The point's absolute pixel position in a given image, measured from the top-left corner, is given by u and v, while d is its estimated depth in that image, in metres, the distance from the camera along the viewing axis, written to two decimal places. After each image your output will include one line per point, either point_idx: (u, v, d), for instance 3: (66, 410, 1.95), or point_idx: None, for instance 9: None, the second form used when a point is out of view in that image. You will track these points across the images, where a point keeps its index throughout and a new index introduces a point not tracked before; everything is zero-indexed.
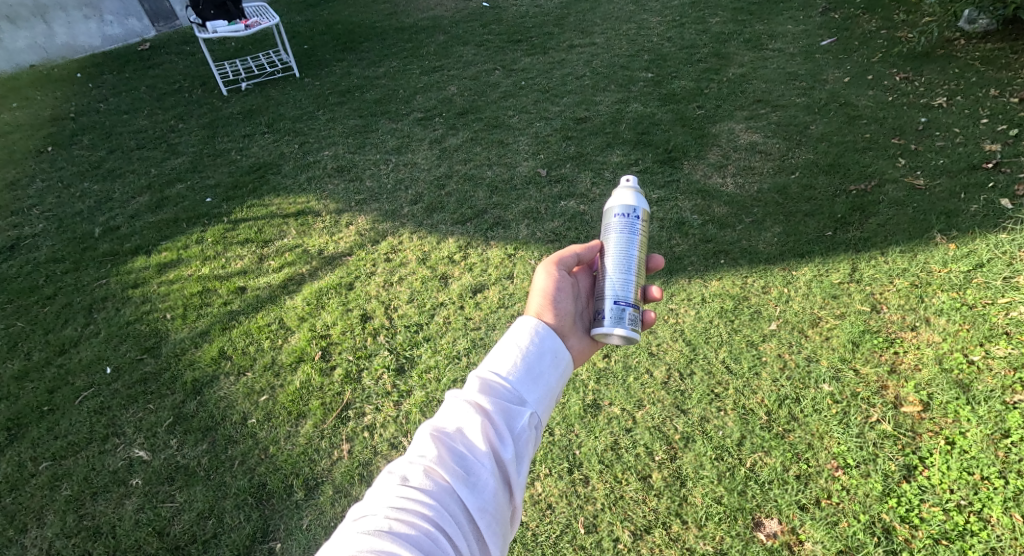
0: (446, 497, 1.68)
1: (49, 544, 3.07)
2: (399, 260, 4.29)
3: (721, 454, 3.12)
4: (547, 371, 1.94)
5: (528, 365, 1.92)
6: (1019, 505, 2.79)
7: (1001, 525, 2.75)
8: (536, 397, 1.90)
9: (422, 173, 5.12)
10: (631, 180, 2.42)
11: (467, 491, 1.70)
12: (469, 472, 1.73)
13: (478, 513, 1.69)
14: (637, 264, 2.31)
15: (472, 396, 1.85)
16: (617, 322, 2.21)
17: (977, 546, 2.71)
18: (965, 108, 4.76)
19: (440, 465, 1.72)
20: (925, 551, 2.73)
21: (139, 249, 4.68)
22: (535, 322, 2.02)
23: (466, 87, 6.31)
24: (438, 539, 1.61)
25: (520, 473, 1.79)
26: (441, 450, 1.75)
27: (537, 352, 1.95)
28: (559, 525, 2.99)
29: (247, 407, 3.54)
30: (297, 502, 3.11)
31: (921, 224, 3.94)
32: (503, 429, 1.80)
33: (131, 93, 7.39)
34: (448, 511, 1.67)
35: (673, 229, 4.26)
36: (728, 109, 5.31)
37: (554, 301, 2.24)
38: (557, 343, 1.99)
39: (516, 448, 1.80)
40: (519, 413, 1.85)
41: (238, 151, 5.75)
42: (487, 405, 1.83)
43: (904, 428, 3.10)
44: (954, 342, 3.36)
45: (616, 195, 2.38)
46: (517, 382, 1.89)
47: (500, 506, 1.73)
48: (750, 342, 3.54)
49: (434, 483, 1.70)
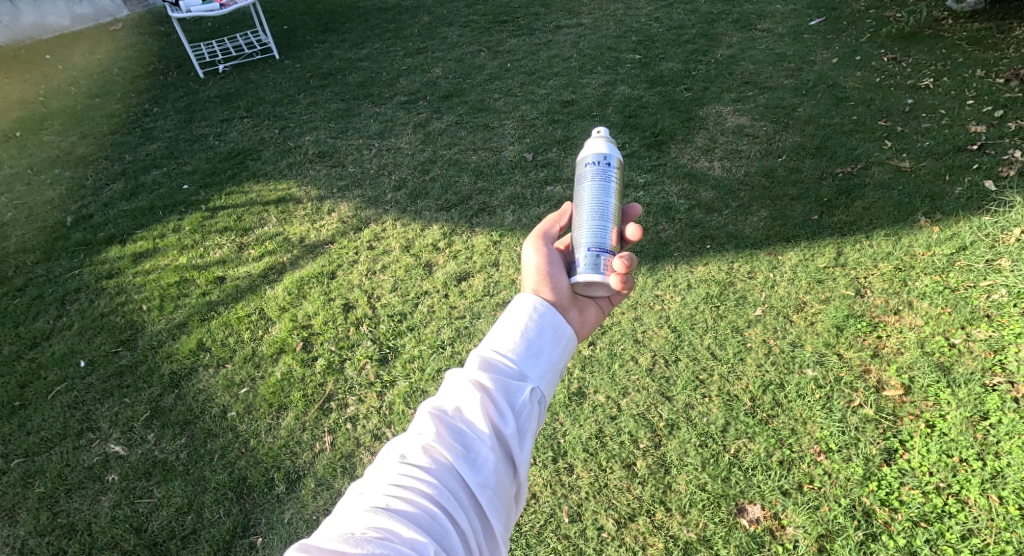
0: (445, 475, 1.55)
1: (22, 543, 2.99)
2: (383, 248, 4.21)
3: (705, 441, 3.12)
4: (549, 347, 1.78)
5: (530, 338, 1.77)
6: (996, 486, 2.80)
7: (978, 507, 2.77)
8: (539, 371, 1.75)
9: (406, 157, 5.03)
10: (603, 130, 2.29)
11: (467, 468, 1.57)
12: (469, 449, 1.59)
13: (479, 490, 1.56)
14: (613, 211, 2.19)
15: (471, 371, 1.70)
16: (592, 269, 2.10)
17: (955, 528, 2.72)
18: (951, 89, 4.75)
19: (438, 442, 1.59)
20: (903, 534, 2.74)
21: (113, 238, 4.55)
22: (535, 298, 1.86)
23: (451, 69, 6.20)
24: (439, 518, 1.49)
25: (524, 449, 1.65)
26: (440, 428, 1.61)
27: (538, 326, 1.79)
28: (543, 514, 2.97)
29: (226, 399, 3.46)
30: (279, 496, 3.05)
31: (905, 208, 3.94)
32: (504, 405, 1.66)
33: (103, 75, 7.17)
34: (448, 488, 1.54)
35: (660, 214, 4.22)
36: (716, 92, 5.27)
37: (549, 274, 2.12)
38: (558, 316, 1.83)
39: (518, 424, 1.66)
40: (520, 388, 1.69)
41: (216, 136, 5.61)
42: (486, 381, 1.68)
43: (885, 412, 3.11)
44: (936, 326, 3.37)
45: (587, 145, 2.27)
46: (519, 356, 1.74)
47: (503, 483, 1.59)
48: (735, 328, 3.53)
49: (433, 460, 1.57)
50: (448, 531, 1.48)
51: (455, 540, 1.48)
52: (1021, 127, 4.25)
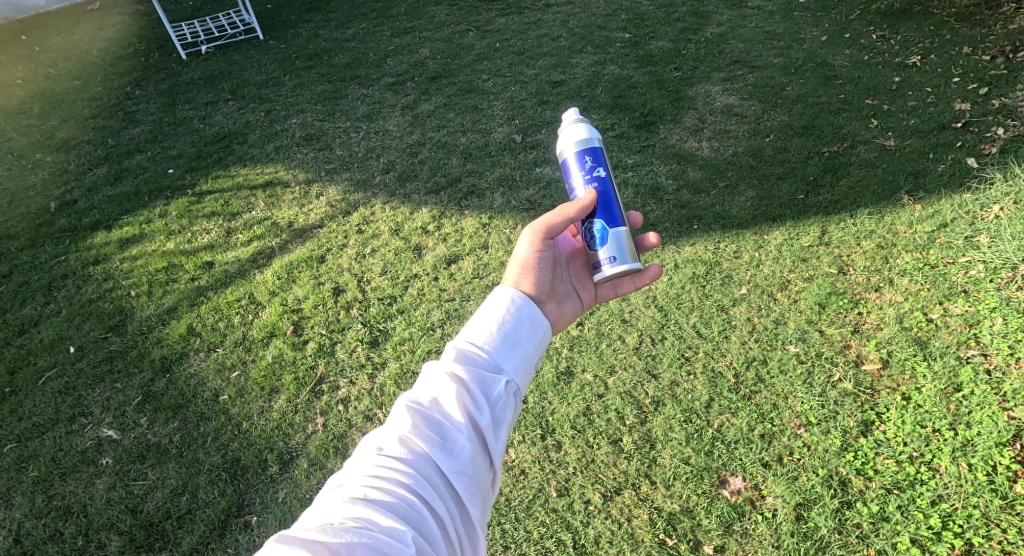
0: (422, 464, 1.57)
1: (18, 526, 3.01)
2: (372, 232, 4.21)
3: (689, 417, 3.18)
4: (525, 339, 1.82)
5: (505, 331, 1.81)
6: (967, 455, 2.88)
7: (949, 474, 2.85)
8: (514, 362, 1.79)
9: (394, 140, 4.99)
10: (575, 113, 2.33)
11: (443, 457, 1.59)
12: (445, 439, 1.61)
13: (456, 478, 1.58)
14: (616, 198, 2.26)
15: (447, 363, 1.72)
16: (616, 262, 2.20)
17: (926, 494, 2.81)
18: (938, 66, 4.77)
19: (415, 433, 1.61)
20: (877, 501, 2.82)
21: (99, 223, 4.51)
22: (512, 290, 1.90)
23: (439, 49, 6.13)
24: (416, 506, 1.50)
25: (500, 438, 1.68)
26: (416, 419, 1.62)
27: (514, 319, 1.83)
28: (531, 490, 3.03)
29: (218, 383, 3.48)
30: (272, 476, 3.09)
31: (889, 186, 3.98)
32: (480, 396, 1.69)
33: (82, 56, 7.03)
34: (424, 477, 1.56)
35: (648, 195, 4.24)
36: (705, 72, 5.26)
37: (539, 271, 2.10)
38: (534, 308, 1.87)
39: (494, 414, 1.69)
40: (495, 380, 1.73)
41: (200, 119, 5.53)
42: (463, 372, 1.71)
43: (864, 386, 3.19)
44: (915, 301, 3.44)
45: (567, 132, 2.29)
46: (495, 348, 1.77)
47: (479, 471, 1.62)
48: (721, 307, 3.58)
49: (410, 450, 1.58)
50: (426, 518, 1.50)
51: (434, 527, 1.50)
52: (1005, 104, 4.28)
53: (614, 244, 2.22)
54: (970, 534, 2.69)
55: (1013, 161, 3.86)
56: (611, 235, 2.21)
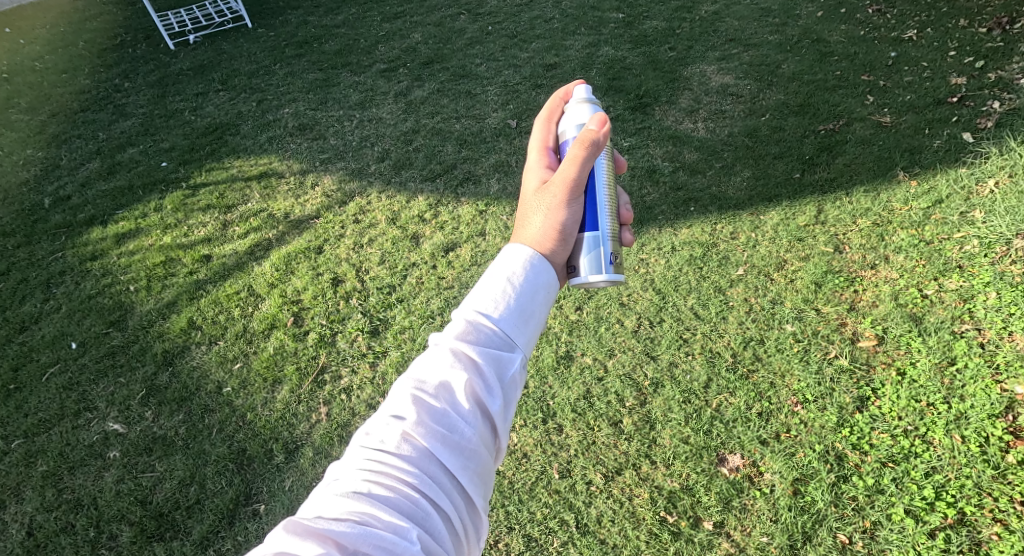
0: (427, 460, 1.48)
1: (30, 519, 3.05)
2: (369, 222, 4.20)
3: (688, 397, 3.22)
4: (538, 310, 1.65)
5: (517, 306, 1.62)
6: (960, 427, 2.92)
7: (943, 446, 2.89)
8: (527, 337, 1.63)
9: (389, 128, 4.96)
10: (586, 91, 2.12)
11: (447, 450, 1.50)
12: (451, 429, 1.52)
13: (461, 471, 1.50)
14: (610, 179, 2.02)
15: (458, 344, 1.57)
16: (599, 269, 1.92)
17: (920, 466, 2.85)
18: (934, 40, 4.72)
19: (420, 426, 1.50)
20: (872, 475, 2.88)
21: (94, 219, 4.49)
22: (530, 253, 1.71)
23: (431, 33, 6.05)
24: (421, 503, 1.44)
25: (509, 421, 1.59)
26: (421, 409, 1.52)
27: (528, 290, 1.65)
28: (534, 472, 3.08)
29: (221, 375, 3.51)
30: (278, 465, 3.13)
31: (885, 163, 3.99)
32: (490, 380, 1.56)
33: (68, 48, 6.92)
34: (429, 474, 1.48)
35: (645, 178, 4.25)
36: (700, 51, 5.21)
37: (560, 230, 1.86)
38: (547, 276, 1.69)
39: (504, 397, 1.57)
40: (507, 360, 1.59)
41: (192, 111, 5.48)
42: (473, 355, 1.57)
43: (859, 362, 3.22)
44: (910, 278, 3.46)
45: (573, 112, 2.08)
46: (506, 327, 1.60)
47: (485, 459, 1.55)
48: (718, 288, 3.60)
49: (414, 444, 1.49)
50: (430, 515, 1.44)
51: (439, 523, 1.44)
52: (1001, 77, 4.25)
53: (591, 249, 1.93)
54: (963, 503, 2.74)
55: (1008, 135, 3.85)
56: (589, 237, 1.93)
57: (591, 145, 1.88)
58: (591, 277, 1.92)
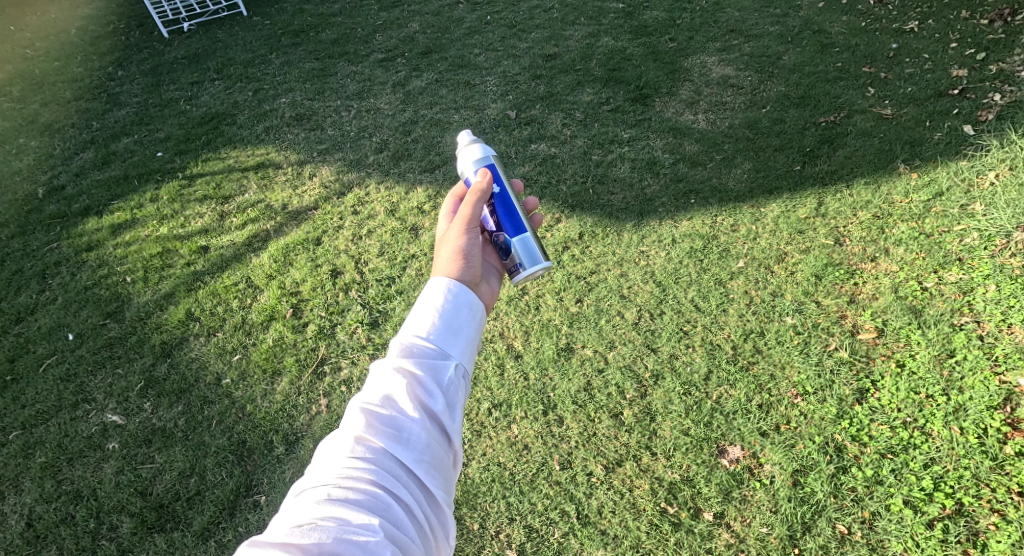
0: (380, 459, 1.48)
1: (29, 510, 3.03)
2: (367, 213, 4.17)
3: (688, 389, 3.22)
4: (466, 324, 1.70)
5: (447, 319, 1.68)
6: (959, 419, 2.93)
7: (941, 438, 2.90)
8: (461, 346, 1.67)
9: (387, 119, 4.91)
10: (469, 137, 2.38)
11: (400, 448, 1.50)
12: (400, 429, 1.52)
13: (416, 465, 1.49)
14: (515, 202, 2.26)
15: (395, 359, 1.60)
16: (528, 265, 2.19)
17: (919, 457, 2.87)
18: (935, 32, 4.70)
19: (369, 431, 1.50)
20: (872, 466, 2.88)
21: (89, 209, 4.44)
22: (445, 278, 1.77)
23: (429, 23, 5.99)
24: (380, 498, 1.43)
25: (458, 420, 1.60)
26: (369, 416, 1.52)
27: (454, 305, 1.70)
28: (535, 463, 3.08)
29: (220, 366, 3.49)
30: (279, 457, 3.12)
31: (885, 155, 3.98)
32: (431, 383, 1.58)
33: (59, 36, 6.83)
34: (385, 471, 1.47)
35: (645, 169, 4.23)
36: (700, 42, 5.18)
37: (464, 251, 1.98)
38: (469, 294, 1.75)
39: (447, 398, 1.59)
40: (443, 366, 1.62)
41: (187, 100, 5.42)
42: (410, 366, 1.60)
43: (859, 354, 3.23)
44: (910, 271, 3.46)
45: (464, 156, 2.31)
46: (439, 338, 1.65)
47: (441, 453, 1.54)
48: (718, 280, 3.60)
49: (366, 446, 1.49)
50: (391, 508, 1.43)
51: (401, 514, 1.43)
52: (1002, 70, 4.23)
53: (522, 251, 2.21)
54: (961, 494, 2.75)
55: (1009, 127, 3.84)
56: (516, 243, 2.20)
57: (481, 192, 2.17)
58: (530, 270, 2.19)
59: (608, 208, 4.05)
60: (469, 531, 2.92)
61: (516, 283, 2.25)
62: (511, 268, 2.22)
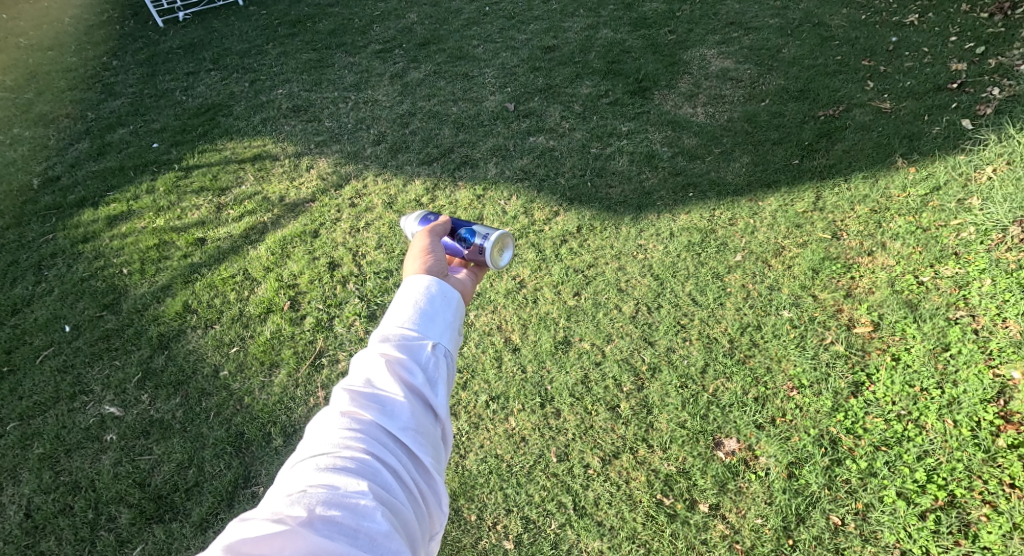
0: (367, 429, 1.48)
1: (27, 501, 3.03)
2: (365, 205, 4.16)
3: (685, 382, 3.24)
4: (446, 302, 1.71)
5: (426, 298, 1.69)
6: (952, 412, 2.95)
7: (934, 431, 2.92)
8: (443, 322, 1.68)
9: (385, 110, 4.89)
10: None
11: (385, 418, 1.50)
12: (385, 403, 1.52)
13: (403, 433, 1.50)
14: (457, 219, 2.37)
15: (377, 339, 1.62)
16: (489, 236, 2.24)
17: (912, 450, 2.89)
18: (935, 25, 4.68)
19: (354, 405, 1.51)
20: (866, 458, 2.91)
21: (85, 200, 4.42)
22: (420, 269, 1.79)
23: (427, 14, 5.95)
24: (368, 464, 1.43)
25: (443, 391, 1.59)
26: (354, 392, 1.53)
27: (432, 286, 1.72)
28: (532, 456, 3.10)
29: (218, 358, 3.49)
30: (276, 449, 3.12)
31: (884, 149, 3.98)
32: (414, 357, 1.59)
33: (53, 25, 6.77)
34: (373, 439, 1.47)
35: (644, 163, 4.22)
36: (700, 35, 5.15)
37: (429, 248, 1.95)
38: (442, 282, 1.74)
39: (431, 371, 1.60)
40: (426, 341, 1.63)
41: (182, 91, 5.38)
42: (391, 344, 1.61)
43: (855, 347, 3.25)
44: (907, 265, 3.47)
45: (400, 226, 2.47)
46: (419, 318, 1.66)
47: (427, 421, 1.54)
48: (716, 274, 3.61)
49: (352, 419, 1.49)
50: (379, 473, 1.43)
51: (389, 478, 1.43)
52: (1001, 63, 4.22)
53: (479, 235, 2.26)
54: (953, 486, 2.77)
55: (1008, 122, 3.83)
56: (470, 233, 2.25)
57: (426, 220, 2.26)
58: (490, 239, 2.23)
59: (607, 201, 4.04)
60: (466, 522, 2.94)
61: (489, 261, 2.25)
62: (476, 249, 2.24)
